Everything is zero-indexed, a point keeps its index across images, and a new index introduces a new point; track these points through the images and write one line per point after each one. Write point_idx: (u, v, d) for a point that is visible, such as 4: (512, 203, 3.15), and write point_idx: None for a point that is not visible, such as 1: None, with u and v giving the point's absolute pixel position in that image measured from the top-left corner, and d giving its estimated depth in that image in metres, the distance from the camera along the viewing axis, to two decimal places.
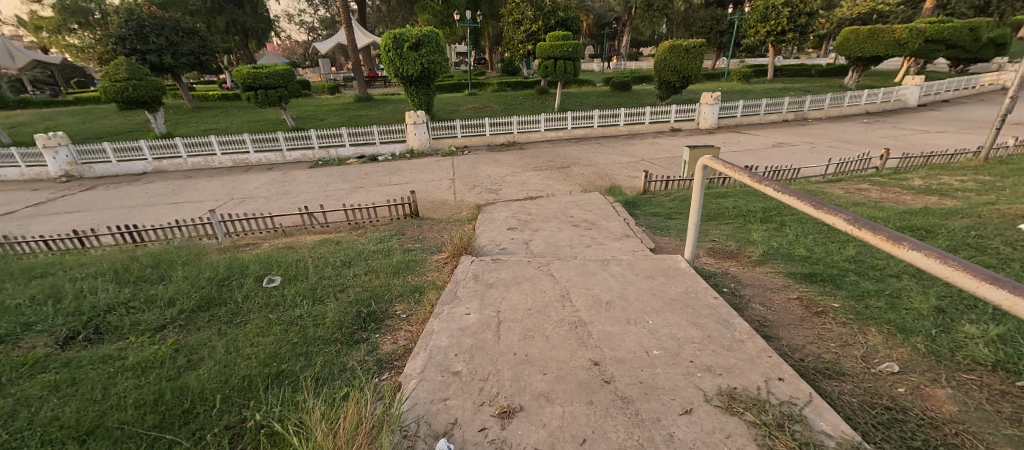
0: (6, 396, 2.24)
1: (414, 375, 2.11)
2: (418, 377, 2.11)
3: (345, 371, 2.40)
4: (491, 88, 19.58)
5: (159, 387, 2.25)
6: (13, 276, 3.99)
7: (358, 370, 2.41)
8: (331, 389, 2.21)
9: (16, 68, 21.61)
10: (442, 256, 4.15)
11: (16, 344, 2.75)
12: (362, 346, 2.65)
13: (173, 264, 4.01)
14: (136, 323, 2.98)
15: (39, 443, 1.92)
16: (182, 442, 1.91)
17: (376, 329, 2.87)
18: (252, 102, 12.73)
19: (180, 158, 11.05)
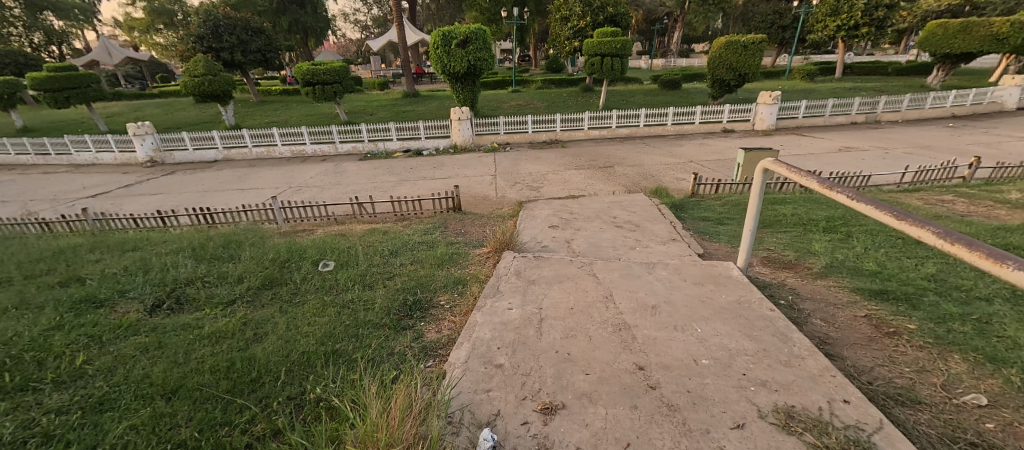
0: (106, 353, 2.54)
1: (458, 364, 2.17)
2: (462, 367, 2.16)
3: (394, 355, 2.51)
4: (535, 85, 19.47)
5: (231, 355, 2.47)
6: (109, 248, 4.50)
7: (405, 354, 2.51)
8: (381, 370, 2.31)
9: (112, 64, 24.30)
10: (484, 251, 4.21)
11: (113, 308, 3.11)
12: (409, 333, 2.75)
13: (241, 245, 4.35)
14: (210, 297, 3.27)
15: (134, 396, 2.17)
16: (251, 407, 2.08)
17: (421, 317, 2.97)
18: (311, 97, 13.48)
19: (246, 148, 11.94)
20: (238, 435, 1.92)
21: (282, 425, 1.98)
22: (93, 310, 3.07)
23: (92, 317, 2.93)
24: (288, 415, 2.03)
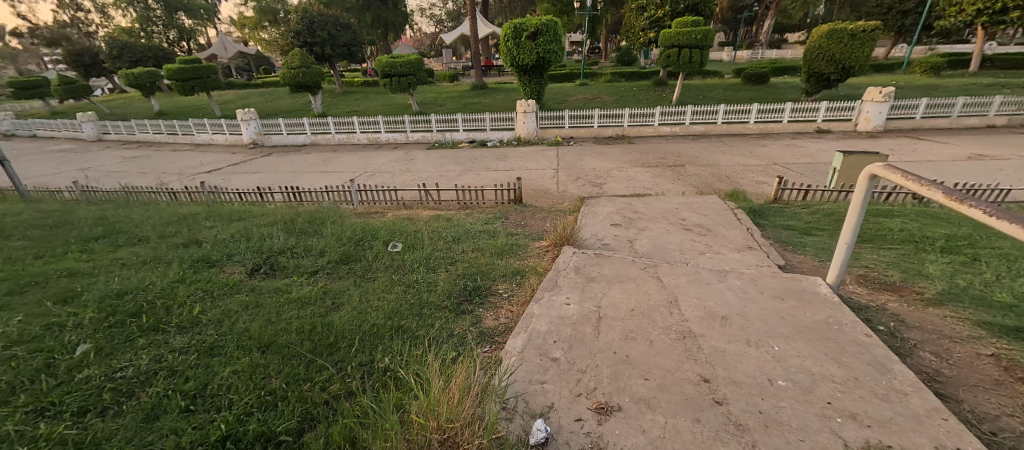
0: (217, 306, 2.92)
1: (515, 353, 2.20)
2: (518, 356, 2.19)
3: (453, 337, 2.60)
4: (604, 79, 18.85)
5: (313, 320, 2.72)
6: (219, 217, 5.15)
7: (465, 337, 2.60)
8: (442, 350, 2.42)
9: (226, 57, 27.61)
10: (543, 244, 4.20)
11: (221, 268, 3.56)
12: (468, 317, 2.84)
13: (323, 222, 4.76)
14: (297, 266, 3.61)
15: (237, 346, 2.47)
16: (329, 368, 2.28)
17: (480, 303, 3.04)
18: (388, 88, 14.27)
19: (330, 134, 12.96)
20: (318, 391, 2.12)
21: (355, 388, 2.15)
22: (206, 269, 3.55)
23: (207, 274, 3.39)
24: (359, 380, 2.19)
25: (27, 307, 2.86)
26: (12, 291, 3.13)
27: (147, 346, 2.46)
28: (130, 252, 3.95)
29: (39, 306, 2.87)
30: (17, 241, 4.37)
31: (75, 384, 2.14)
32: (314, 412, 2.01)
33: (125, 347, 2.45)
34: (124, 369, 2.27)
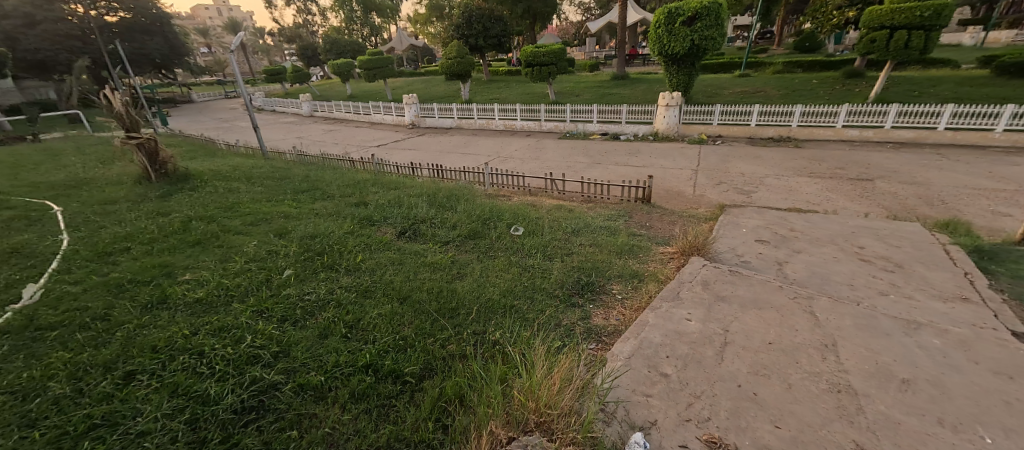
0: (373, 256, 3.49)
1: (621, 359, 2.16)
2: (625, 362, 2.15)
3: (560, 327, 2.65)
4: (774, 69, 16.37)
5: (441, 284, 3.05)
6: (382, 184, 6.10)
7: (572, 330, 2.62)
8: (549, 337, 2.49)
9: (399, 48, 32.05)
10: (668, 250, 3.94)
11: (378, 227, 4.23)
12: (577, 311, 2.86)
13: (459, 198, 5.25)
14: (434, 235, 4.07)
15: (383, 294, 2.92)
16: (449, 329, 2.55)
17: (591, 299, 3.02)
18: (529, 77, 14.79)
19: (472, 119, 14.08)
20: (439, 347, 2.39)
21: (468, 353, 2.36)
22: (368, 226, 4.24)
23: (368, 230, 4.06)
24: (472, 346, 2.40)
25: (257, 236, 3.83)
26: (249, 223, 4.22)
27: (323, 280, 3.07)
28: (320, 205, 4.96)
29: (263, 237, 3.83)
30: (255, 187, 5.89)
31: (278, 298, 2.79)
32: (433, 365, 2.26)
33: (310, 277, 3.10)
34: (309, 293, 2.88)
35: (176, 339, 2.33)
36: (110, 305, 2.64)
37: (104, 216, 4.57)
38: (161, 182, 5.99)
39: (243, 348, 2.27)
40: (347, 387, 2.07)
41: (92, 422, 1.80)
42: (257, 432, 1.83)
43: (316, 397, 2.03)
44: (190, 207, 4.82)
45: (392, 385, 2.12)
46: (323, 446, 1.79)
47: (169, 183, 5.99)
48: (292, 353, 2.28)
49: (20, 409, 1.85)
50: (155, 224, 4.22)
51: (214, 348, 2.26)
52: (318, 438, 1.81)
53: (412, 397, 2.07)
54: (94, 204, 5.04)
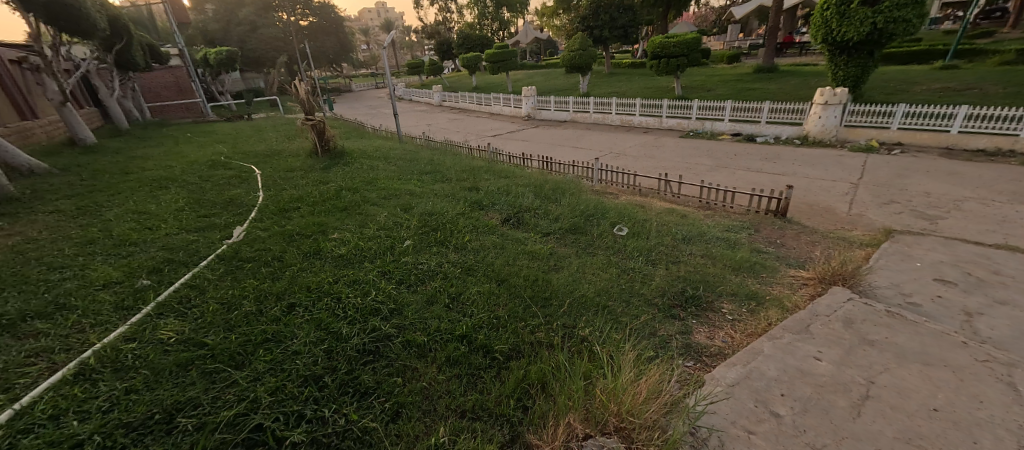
0: (480, 238, 3.81)
1: (726, 388, 2.09)
2: (729, 392, 2.07)
3: (655, 336, 2.61)
4: (996, 59, 12.74)
5: (537, 274, 3.20)
6: (495, 172, 6.53)
7: (667, 342, 2.56)
8: (641, 345, 2.47)
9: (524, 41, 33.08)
10: (801, 274, 3.51)
11: (488, 211, 4.58)
12: (677, 323, 2.76)
13: (566, 192, 5.36)
14: (536, 225, 4.25)
15: (484, 273, 3.17)
16: (541, 317, 2.68)
17: (694, 314, 2.89)
18: (654, 70, 14.03)
19: (587, 113, 13.99)
20: (529, 332, 2.52)
21: (555, 343, 2.46)
22: (478, 210, 4.59)
23: (477, 214, 4.39)
24: (561, 337, 2.50)
25: (388, 209, 4.45)
26: (383, 197, 4.90)
27: (435, 254, 3.45)
28: (439, 187, 5.51)
29: (392, 210, 4.42)
30: (390, 166, 6.79)
31: (399, 264, 3.24)
32: (521, 347, 2.39)
33: (425, 250, 3.51)
34: (422, 263, 3.28)
35: (323, 284, 2.87)
36: (282, 250, 3.36)
37: (284, 180, 5.75)
38: (324, 157, 7.27)
39: (369, 301, 2.69)
40: (444, 351, 2.29)
41: (263, 336, 2.30)
42: (371, 372, 2.11)
43: (418, 353, 2.29)
44: (342, 178, 5.78)
45: (482, 358, 2.29)
46: (420, 396, 2.00)
47: (330, 158, 7.23)
48: (404, 312, 2.62)
49: (222, 315, 2.47)
50: (316, 190, 5.16)
51: (348, 296, 2.74)
52: (417, 389, 2.03)
53: (498, 373, 2.21)
54: (278, 170, 6.37)
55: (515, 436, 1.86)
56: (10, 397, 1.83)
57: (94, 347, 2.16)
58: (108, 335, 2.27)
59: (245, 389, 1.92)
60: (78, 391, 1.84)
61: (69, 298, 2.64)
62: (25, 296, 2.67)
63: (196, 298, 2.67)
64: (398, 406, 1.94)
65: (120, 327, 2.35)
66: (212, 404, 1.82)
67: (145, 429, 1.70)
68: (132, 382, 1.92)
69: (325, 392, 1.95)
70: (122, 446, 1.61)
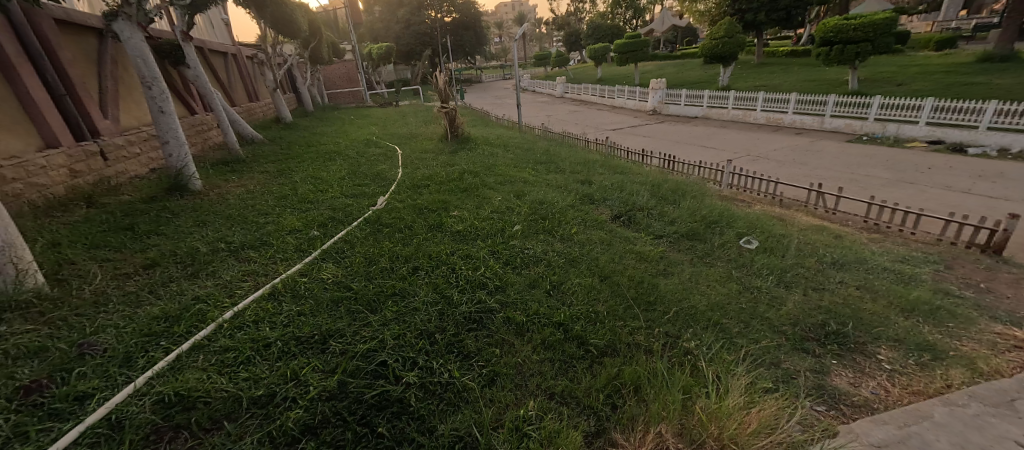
0: (588, 231, 3.75)
1: None
2: None
3: (776, 368, 2.15)
4: None
5: (644, 275, 2.92)
6: (613, 168, 6.37)
7: (793, 378, 2.09)
8: (757, 375, 2.07)
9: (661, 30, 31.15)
10: (1011, 336, 2.52)
11: (598, 207, 4.49)
12: (809, 360, 2.22)
13: (688, 194, 4.96)
14: (647, 225, 3.94)
15: (587, 267, 3.01)
16: (641, 319, 2.43)
17: (836, 354, 2.28)
18: (822, 59, 11.82)
19: (726, 109, 12.73)
20: (627, 333, 2.31)
21: (656, 350, 2.21)
22: (588, 204, 4.59)
23: (587, 207, 4.39)
24: (659, 346, 2.22)
25: (502, 194, 4.77)
26: (499, 182, 5.26)
27: (540, 241, 3.49)
28: (553, 177, 5.65)
29: (506, 195, 4.72)
30: (511, 154, 7.14)
31: (507, 245, 3.36)
32: (618, 346, 2.22)
33: (531, 236, 3.60)
34: (528, 249, 3.33)
35: (442, 254, 3.17)
36: (412, 221, 3.86)
37: (418, 161, 6.51)
38: (453, 141, 8.02)
39: (475, 274, 2.84)
40: (540, 334, 2.27)
41: (391, 290, 2.62)
42: (474, 338, 2.21)
43: (516, 331, 2.30)
44: (465, 162, 6.31)
45: (577, 349, 2.19)
46: (514, 370, 2.03)
47: (457, 143, 7.94)
48: (505, 290, 2.67)
49: (365, 268, 2.94)
50: (444, 171, 5.74)
51: (461, 268, 2.92)
52: (511, 363, 2.06)
53: (591, 367, 2.09)
54: (414, 152, 7.22)
55: (600, 431, 1.77)
56: (232, 302, 2.51)
57: (282, 277, 2.81)
58: (292, 268, 2.96)
59: (373, 332, 2.20)
60: (269, 307, 2.42)
61: (267, 238, 3.46)
62: (245, 231, 3.61)
63: (347, 251, 3.24)
64: (493, 374, 1.99)
65: (299, 263, 3.04)
66: (349, 341, 2.13)
67: (305, 344, 2.12)
68: (301, 307, 2.43)
69: (435, 348, 2.11)
70: (292, 352, 2.06)
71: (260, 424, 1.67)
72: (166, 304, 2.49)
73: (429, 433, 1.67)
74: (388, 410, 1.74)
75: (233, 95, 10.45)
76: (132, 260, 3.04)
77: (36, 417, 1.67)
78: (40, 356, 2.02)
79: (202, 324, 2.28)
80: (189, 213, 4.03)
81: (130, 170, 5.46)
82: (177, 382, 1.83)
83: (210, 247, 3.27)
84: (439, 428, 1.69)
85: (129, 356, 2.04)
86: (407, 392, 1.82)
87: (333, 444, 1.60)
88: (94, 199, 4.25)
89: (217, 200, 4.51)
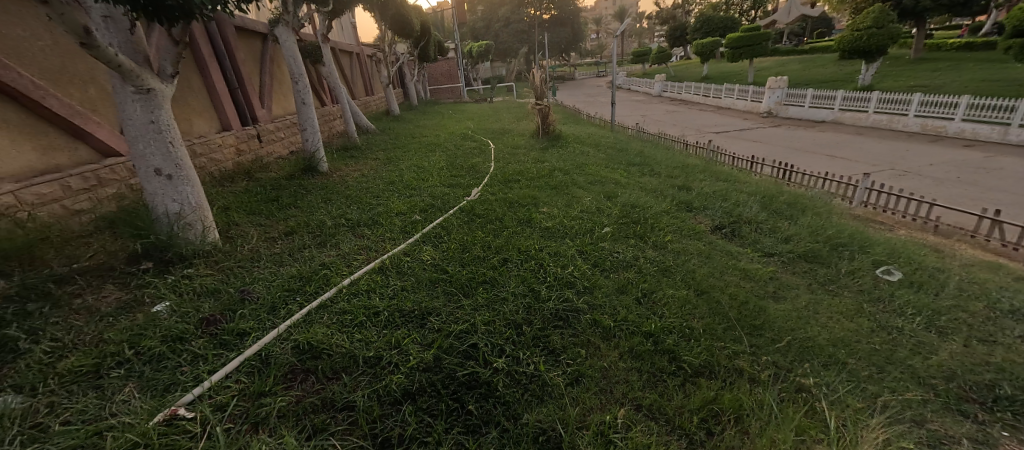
0: (685, 241, 3.50)
1: None
2: None
3: (917, 426, 1.80)
4: None
5: (749, 296, 2.66)
6: (716, 175, 5.88)
7: (942, 443, 1.72)
8: (889, 429, 1.75)
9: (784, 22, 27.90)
10: None
11: (698, 216, 4.17)
12: (967, 425, 1.81)
13: (807, 210, 4.38)
14: (755, 241, 3.57)
15: (682, 280, 2.84)
16: (744, 344, 2.23)
17: (1007, 424, 1.83)
18: (1013, 55, 9.47)
19: (864, 113, 10.89)
20: (726, 357, 2.14)
21: (762, 380, 2.02)
22: (685, 211, 4.29)
23: (685, 215, 4.11)
24: (761, 377, 2.02)
25: (592, 194, 4.69)
26: (589, 182, 5.18)
27: (632, 246, 3.36)
28: (646, 180, 5.40)
29: (596, 196, 4.63)
30: (602, 154, 6.99)
31: (596, 247, 3.31)
32: (714, 368, 2.07)
33: (622, 239, 3.49)
34: (618, 252, 3.24)
35: (531, 248, 3.23)
36: (503, 213, 4.00)
37: (509, 156, 6.70)
38: (544, 138, 8.10)
39: (564, 272, 2.85)
40: (628, 342, 2.21)
41: (483, 277, 2.76)
42: (560, 336, 2.25)
43: (603, 335, 2.28)
44: (555, 160, 6.33)
45: (669, 364, 2.09)
46: (599, 374, 2.01)
47: (548, 140, 8.00)
48: (593, 291, 2.64)
49: (459, 253, 3.14)
50: (534, 168, 5.84)
51: (549, 265, 2.95)
52: (597, 366, 2.05)
53: (683, 385, 1.98)
54: (508, 147, 7.45)
55: None
56: (349, 271, 2.88)
57: (389, 254, 3.13)
58: (397, 247, 3.27)
59: (467, 315, 2.35)
60: (378, 280, 2.72)
61: (377, 218, 3.85)
62: (360, 210, 4.08)
63: (444, 236, 3.48)
64: (578, 374, 2.00)
65: (403, 243, 3.35)
66: (444, 319, 2.31)
67: (407, 317, 2.35)
68: (404, 283, 2.69)
69: (522, 339, 2.19)
70: (396, 323, 2.30)
71: (370, 381, 1.90)
72: (300, 266, 2.94)
73: (514, 419, 1.75)
74: (477, 390, 1.86)
75: (354, 89, 11.76)
76: (277, 227, 3.64)
77: (212, 344, 2.12)
78: (215, 296, 2.56)
79: (326, 288, 2.64)
80: (317, 191, 4.67)
81: (275, 151, 6.46)
82: (308, 334, 2.17)
83: (332, 221, 3.76)
84: (523, 416, 1.76)
85: (274, 305, 2.46)
86: (495, 377, 1.93)
87: (428, 412, 1.77)
88: (251, 173, 5.12)
89: (340, 181, 5.15)
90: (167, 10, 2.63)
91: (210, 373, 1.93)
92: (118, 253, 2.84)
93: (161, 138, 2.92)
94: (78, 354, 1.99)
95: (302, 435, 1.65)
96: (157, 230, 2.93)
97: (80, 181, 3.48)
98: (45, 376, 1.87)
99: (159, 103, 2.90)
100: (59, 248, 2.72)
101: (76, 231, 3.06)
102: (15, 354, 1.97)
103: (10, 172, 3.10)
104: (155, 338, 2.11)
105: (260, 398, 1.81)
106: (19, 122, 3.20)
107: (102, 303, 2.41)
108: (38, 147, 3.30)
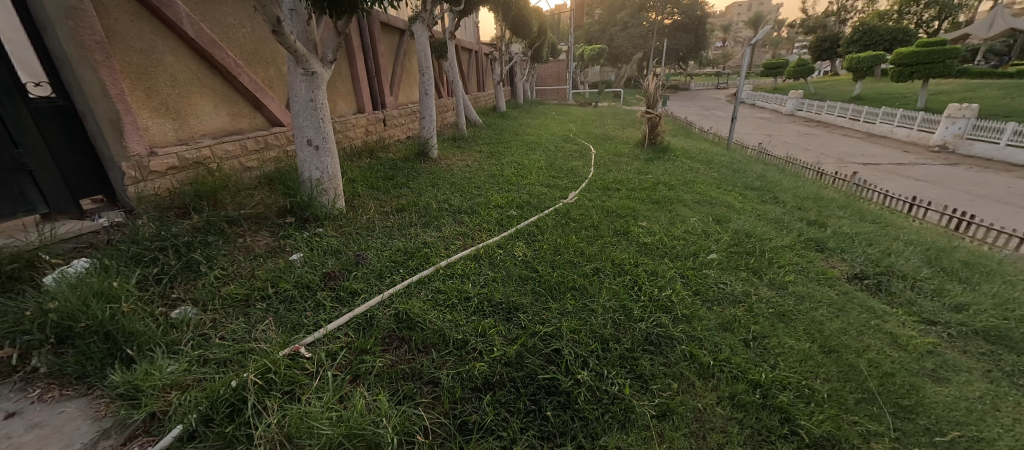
0: (811, 285, 3.00)
1: None
2: None
3: None
4: None
5: (893, 368, 2.18)
6: (863, 214, 4.96)
7: None
8: None
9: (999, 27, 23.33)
10: None
11: (832, 260, 3.54)
12: None
13: (990, 275, 3.46)
14: (910, 302, 2.92)
15: (804, 330, 2.44)
16: (880, 427, 1.84)
17: None
18: None
19: None
20: (853, 435, 1.79)
21: None
22: (814, 251, 3.69)
23: (814, 255, 3.53)
24: None
25: (699, 215, 4.29)
26: (697, 201, 4.77)
27: (742, 279, 2.99)
28: (767, 208, 4.79)
29: (704, 217, 4.23)
30: (714, 172, 6.40)
31: (698, 273, 3.00)
32: (840, 444, 1.75)
33: (730, 270, 3.13)
34: (724, 284, 2.90)
35: (625, 262, 3.06)
36: (599, 221, 3.88)
37: (611, 163, 6.48)
38: (649, 149, 7.71)
39: (659, 295, 2.63)
40: (728, 386, 1.98)
41: (573, 283, 2.69)
42: (650, 362, 2.09)
43: (699, 372, 2.07)
44: (660, 173, 5.95)
45: (779, 426, 1.82)
46: (691, 415, 1.83)
47: (654, 151, 7.56)
48: (691, 322, 2.41)
49: (551, 254, 3.11)
50: (636, 178, 5.56)
51: (645, 284, 2.76)
52: (689, 406, 1.86)
53: None
54: (610, 153, 7.24)
55: None
56: (447, 253, 3.04)
57: (484, 244, 3.24)
58: (493, 238, 3.37)
59: (554, 318, 2.32)
60: (468, 267, 2.82)
61: (477, 208, 4.00)
62: (463, 198, 4.29)
63: (537, 235, 3.48)
64: (667, 408, 1.85)
65: (498, 235, 3.43)
66: (531, 318, 2.31)
67: (494, 308, 2.40)
68: (496, 274, 2.75)
69: (608, 355, 2.09)
70: (484, 311, 2.36)
71: (455, 362, 1.99)
72: (405, 242, 3.18)
73: (591, 438, 1.70)
74: (555, 397, 1.84)
75: (468, 84, 12.44)
76: (391, 203, 4.00)
77: (331, 297, 2.41)
78: (337, 255, 2.91)
79: (423, 266, 2.82)
80: (428, 175, 5.04)
81: (395, 134, 7.15)
82: (406, 305, 2.34)
83: (438, 205, 4.01)
84: (601, 438, 1.70)
85: (380, 272, 2.71)
86: (577, 389, 1.87)
87: (506, 407, 1.80)
88: (376, 152, 5.72)
89: (449, 169, 5.47)
90: (337, 6, 3.02)
91: (326, 322, 2.20)
92: (272, 207, 3.40)
93: (316, 114, 3.37)
94: (236, 283, 2.44)
95: (394, 398, 1.80)
96: (302, 192, 3.43)
97: (253, 143, 4.23)
98: (213, 296, 2.33)
99: (320, 84, 3.36)
100: (235, 195, 3.34)
101: (246, 182, 3.73)
102: (197, 274, 2.49)
103: (211, 131, 3.88)
104: (290, 283, 2.48)
105: (362, 355, 2.02)
106: (221, 92, 3.97)
107: (255, 244, 2.92)
108: (231, 113, 4.07)
